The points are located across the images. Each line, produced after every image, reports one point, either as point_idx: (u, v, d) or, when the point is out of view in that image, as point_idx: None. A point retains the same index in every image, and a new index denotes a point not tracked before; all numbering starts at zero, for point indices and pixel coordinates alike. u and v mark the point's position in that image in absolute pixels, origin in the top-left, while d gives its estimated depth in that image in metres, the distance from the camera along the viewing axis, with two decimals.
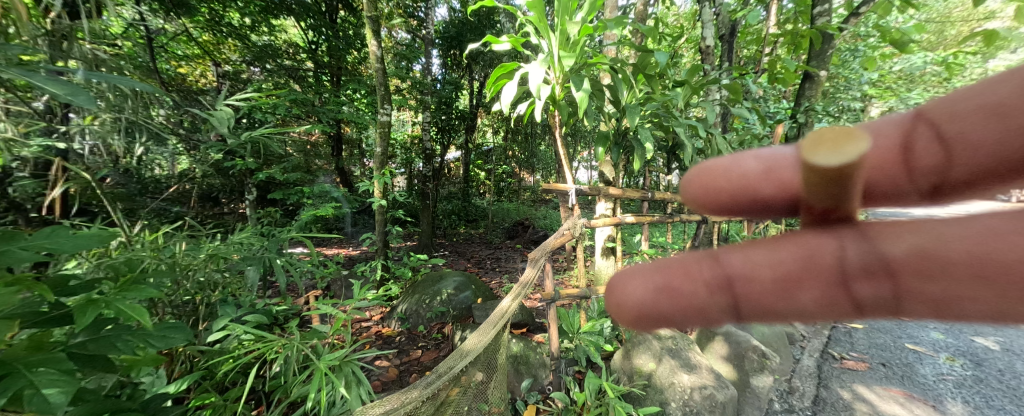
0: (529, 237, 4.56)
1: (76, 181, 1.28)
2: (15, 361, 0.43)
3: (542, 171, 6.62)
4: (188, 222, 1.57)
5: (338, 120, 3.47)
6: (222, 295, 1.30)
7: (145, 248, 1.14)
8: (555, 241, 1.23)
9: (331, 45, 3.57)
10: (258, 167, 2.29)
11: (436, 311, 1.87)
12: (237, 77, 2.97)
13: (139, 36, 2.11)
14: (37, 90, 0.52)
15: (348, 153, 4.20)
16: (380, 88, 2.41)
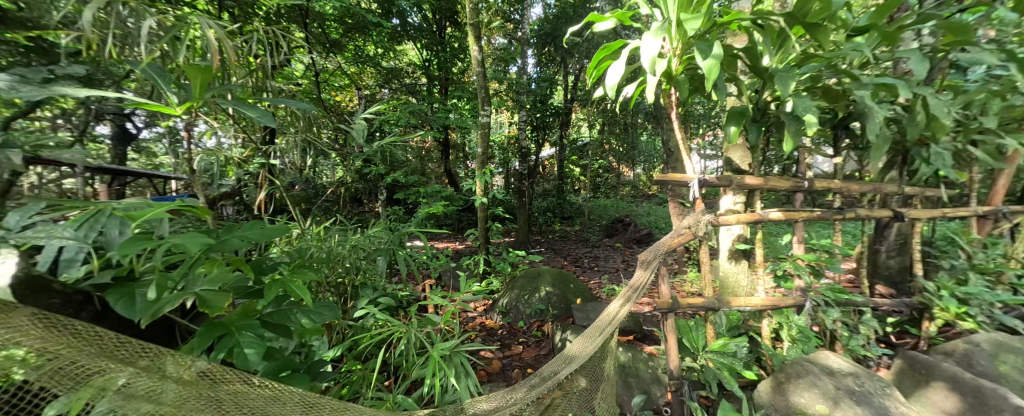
0: (630, 236, 4.22)
1: (273, 186, 1.68)
2: (232, 325, 0.72)
3: (648, 163, 6.04)
4: (340, 218, 1.91)
5: (446, 127, 3.81)
6: (366, 280, 1.51)
7: (313, 239, 1.43)
8: (670, 241, 1.06)
9: (441, 61, 3.96)
10: (387, 172, 2.67)
11: (536, 308, 1.84)
12: (373, 98, 3.55)
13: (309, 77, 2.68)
14: (242, 116, 0.81)
15: (455, 157, 4.57)
16: (478, 91, 2.51)
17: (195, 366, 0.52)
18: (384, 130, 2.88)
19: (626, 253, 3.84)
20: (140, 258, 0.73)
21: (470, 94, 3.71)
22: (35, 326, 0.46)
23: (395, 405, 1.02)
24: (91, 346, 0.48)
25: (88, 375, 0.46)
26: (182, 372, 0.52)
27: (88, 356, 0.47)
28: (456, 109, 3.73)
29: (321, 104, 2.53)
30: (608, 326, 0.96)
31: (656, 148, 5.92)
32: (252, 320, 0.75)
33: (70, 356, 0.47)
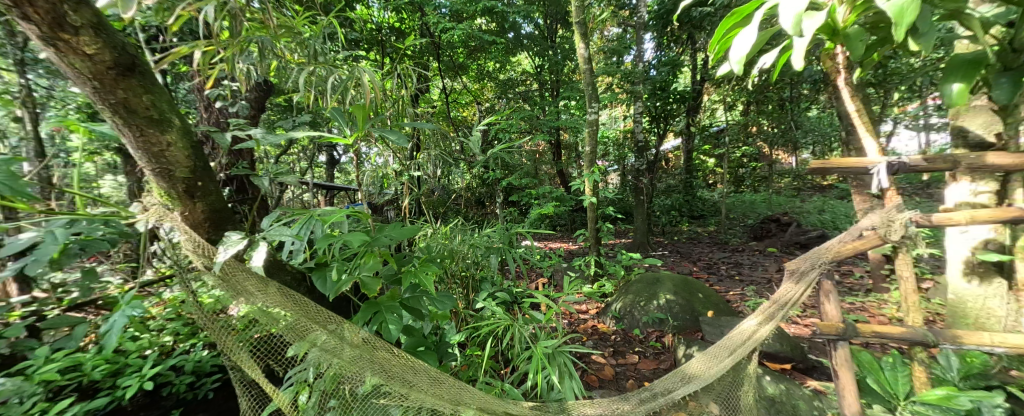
0: (789, 239, 3.43)
1: (414, 193, 1.99)
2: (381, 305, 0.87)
3: (812, 148, 4.80)
4: (463, 219, 2.13)
5: (557, 129, 3.83)
6: (487, 277, 1.61)
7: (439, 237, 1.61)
8: (846, 247, 0.81)
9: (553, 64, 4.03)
10: (502, 176, 2.84)
11: (654, 316, 1.67)
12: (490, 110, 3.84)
13: (440, 97, 3.08)
14: (386, 138, 1.08)
15: (568, 157, 4.52)
16: (586, 88, 2.42)
17: (362, 334, 0.73)
18: (500, 137, 3.08)
19: (779, 260, 3.15)
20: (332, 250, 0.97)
21: (581, 93, 3.63)
22: (279, 293, 0.70)
23: (503, 392, 1.08)
24: (308, 310, 0.72)
25: (305, 331, 0.70)
26: (352, 339, 0.72)
27: (305, 318, 0.70)
28: (566, 110, 3.72)
29: (449, 120, 2.87)
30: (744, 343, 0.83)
31: (824, 127, 4.64)
32: (394, 302, 0.90)
33: (295, 316, 0.70)
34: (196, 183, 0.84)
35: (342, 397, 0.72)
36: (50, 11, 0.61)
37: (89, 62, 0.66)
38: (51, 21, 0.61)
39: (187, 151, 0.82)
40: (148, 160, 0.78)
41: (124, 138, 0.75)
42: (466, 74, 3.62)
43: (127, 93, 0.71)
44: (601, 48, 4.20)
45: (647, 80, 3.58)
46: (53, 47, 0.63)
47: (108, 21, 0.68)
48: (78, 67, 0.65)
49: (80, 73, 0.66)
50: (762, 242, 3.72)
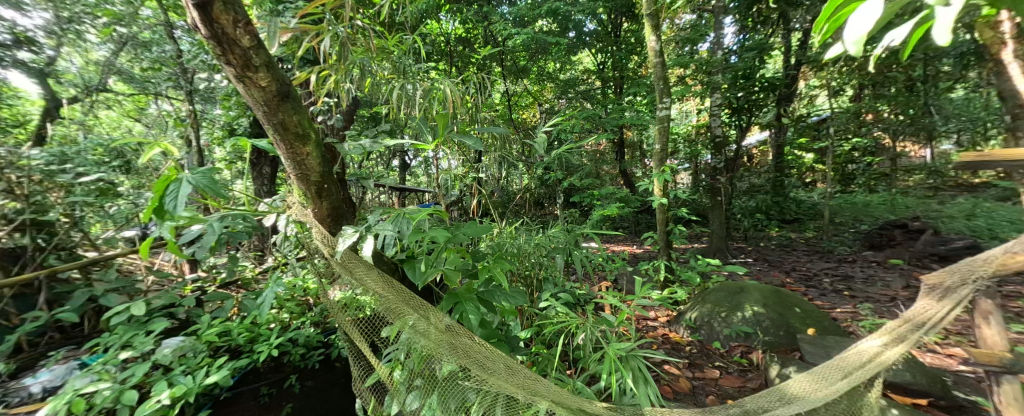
0: (922, 249, 3.02)
1: (481, 192, 2.06)
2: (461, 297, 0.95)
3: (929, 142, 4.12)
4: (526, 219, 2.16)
5: (621, 127, 3.75)
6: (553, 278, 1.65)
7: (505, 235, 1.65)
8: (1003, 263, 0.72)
9: (616, 61, 3.94)
10: (564, 176, 2.84)
11: (738, 329, 1.56)
12: (551, 110, 3.85)
13: (502, 99, 3.16)
14: (462, 142, 1.17)
15: (631, 157, 4.37)
16: (656, 83, 2.32)
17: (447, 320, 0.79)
18: (562, 137, 3.11)
19: (908, 275, 2.69)
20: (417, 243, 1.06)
21: (648, 87, 3.50)
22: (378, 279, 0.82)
23: (576, 390, 1.08)
24: (402, 295, 0.83)
25: (398, 315, 0.80)
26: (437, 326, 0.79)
27: (396, 302, 0.80)
28: (631, 107, 3.61)
29: (511, 121, 2.94)
30: (870, 362, 0.73)
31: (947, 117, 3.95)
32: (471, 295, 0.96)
33: (390, 300, 0.82)
34: (324, 186, 1.01)
35: (427, 379, 0.85)
36: (242, 55, 0.79)
37: (262, 93, 0.84)
38: (242, 62, 0.79)
39: (319, 160, 0.99)
40: (294, 166, 0.96)
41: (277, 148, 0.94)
42: (527, 76, 3.70)
43: (283, 116, 0.89)
44: (670, 41, 4.02)
45: (727, 69, 3.32)
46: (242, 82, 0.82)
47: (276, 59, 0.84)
48: (255, 96, 0.83)
49: (256, 100, 0.85)
50: (879, 252, 3.32)
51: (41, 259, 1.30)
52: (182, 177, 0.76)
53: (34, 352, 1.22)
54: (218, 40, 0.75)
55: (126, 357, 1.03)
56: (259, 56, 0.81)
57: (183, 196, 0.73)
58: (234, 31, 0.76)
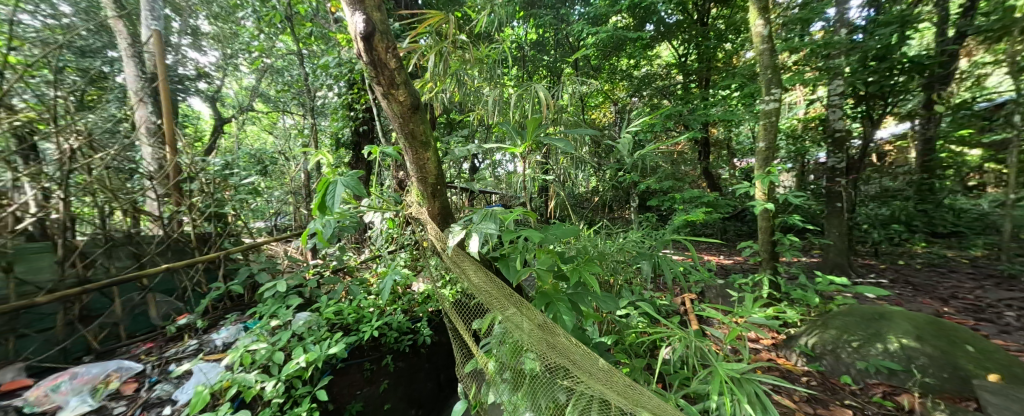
0: None
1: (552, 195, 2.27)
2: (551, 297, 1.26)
3: None
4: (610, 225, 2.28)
5: (708, 122, 3.97)
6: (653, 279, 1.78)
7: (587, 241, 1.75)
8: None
9: (698, 52, 4.12)
10: (640, 177, 3.09)
11: (873, 366, 1.72)
12: (624, 109, 4.45)
13: (587, 98, 3.52)
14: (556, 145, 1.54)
15: (718, 154, 4.87)
16: (764, 72, 2.31)
17: (537, 316, 1.09)
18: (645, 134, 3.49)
19: None
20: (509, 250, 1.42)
21: (741, 79, 3.62)
22: (483, 278, 1.23)
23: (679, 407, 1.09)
24: (503, 295, 1.17)
25: (498, 306, 1.13)
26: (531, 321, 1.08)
27: (498, 299, 1.14)
28: (718, 102, 3.81)
29: (584, 122, 3.18)
30: None
31: None
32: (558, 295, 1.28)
33: (492, 297, 1.15)
34: (436, 185, 1.64)
35: (517, 372, 1.12)
36: (388, 75, 1.39)
37: (398, 103, 1.44)
38: (388, 81, 1.39)
39: (433, 161, 1.60)
40: (414, 162, 1.59)
41: (406, 149, 1.56)
42: (603, 74, 4.24)
43: (409, 120, 1.48)
44: (773, 23, 3.88)
45: (853, 50, 3.03)
46: (387, 96, 1.42)
47: (408, 83, 1.45)
48: (393, 105, 1.43)
49: (397, 113, 1.47)
50: None
51: (220, 245, 2.22)
52: (335, 182, 1.29)
53: (218, 313, 2.15)
54: (375, 67, 1.36)
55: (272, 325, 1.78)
56: (398, 77, 1.41)
57: (337, 195, 1.27)
58: (385, 59, 1.35)
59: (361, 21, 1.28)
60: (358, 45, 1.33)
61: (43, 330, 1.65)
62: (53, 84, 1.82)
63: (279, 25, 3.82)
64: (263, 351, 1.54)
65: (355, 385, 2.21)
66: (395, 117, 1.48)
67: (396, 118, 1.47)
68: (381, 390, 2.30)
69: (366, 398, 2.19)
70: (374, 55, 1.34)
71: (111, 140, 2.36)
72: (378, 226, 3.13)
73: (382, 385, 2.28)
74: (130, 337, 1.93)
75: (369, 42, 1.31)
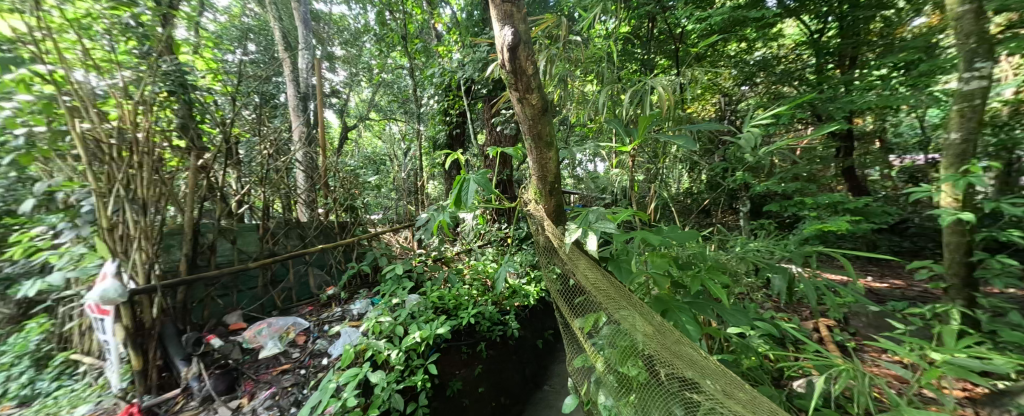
0: None
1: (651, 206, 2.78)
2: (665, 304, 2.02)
3: None
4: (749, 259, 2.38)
5: (853, 111, 3.66)
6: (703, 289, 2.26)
7: (704, 276, 2.09)
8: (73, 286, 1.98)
9: (841, 25, 3.86)
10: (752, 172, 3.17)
11: None
12: (734, 102, 4.38)
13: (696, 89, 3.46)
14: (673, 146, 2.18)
15: (866, 151, 4.47)
16: (963, 45, 2.31)
17: (655, 323, 1.60)
18: (777, 124, 3.47)
19: None
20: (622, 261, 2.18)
21: (899, 59, 3.25)
22: (604, 287, 1.80)
23: None
24: (624, 300, 1.74)
25: (619, 308, 1.70)
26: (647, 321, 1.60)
27: (617, 301, 1.72)
28: (871, 88, 3.51)
29: (690, 116, 3.21)
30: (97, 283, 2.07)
31: None
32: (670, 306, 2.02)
33: (614, 299, 1.75)
34: (553, 184, 2.12)
35: (622, 374, 1.75)
36: (525, 82, 1.81)
37: (530, 106, 1.90)
38: (525, 86, 1.82)
39: (554, 161, 2.05)
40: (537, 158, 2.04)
41: (533, 149, 2.08)
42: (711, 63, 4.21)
43: (538, 121, 1.96)
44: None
45: None
46: (522, 100, 1.87)
47: (538, 89, 1.86)
48: (526, 107, 1.89)
49: (526, 114, 1.93)
50: None
51: (354, 230, 3.54)
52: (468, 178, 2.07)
53: (355, 286, 3.43)
54: (516, 73, 1.77)
55: (390, 303, 2.89)
56: (532, 83, 1.83)
57: (469, 192, 2.02)
58: (524, 67, 1.76)
59: (510, 34, 1.66)
60: (504, 54, 1.71)
61: (252, 288, 3.00)
62: (250, 107, 3.14)
63: (397, 45, 4.43)
64: (388, 325, 2.59)
65: (456, 366, 3.01)
66: (526, 119, 1.97)
67: (528, 119, 1.95)
68: (475, 373, 3.10)
69: (464, 375, 3.00)
70: (516, 63, 1.74)
71: (279, 156, 3.15)
72: (471, 222, 3.53)
73: (475, 368, 3.09)
74: (299, 299, 3.26)
75: (514, 51, 1.70)
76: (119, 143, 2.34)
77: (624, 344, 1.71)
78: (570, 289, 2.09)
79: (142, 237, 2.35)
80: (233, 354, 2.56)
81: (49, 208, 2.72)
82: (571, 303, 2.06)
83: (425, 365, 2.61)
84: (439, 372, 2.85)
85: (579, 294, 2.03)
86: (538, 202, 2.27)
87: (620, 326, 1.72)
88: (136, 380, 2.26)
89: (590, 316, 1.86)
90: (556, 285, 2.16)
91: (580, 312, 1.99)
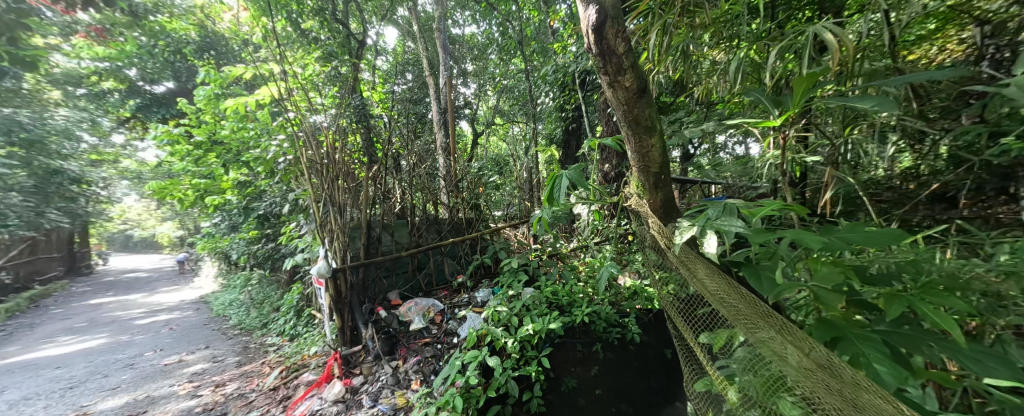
0: None
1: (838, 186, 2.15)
2: (844, 329, 1.38)
3: None
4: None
5: None
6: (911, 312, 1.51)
7: (918, 294, 1.32)
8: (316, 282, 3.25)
9: None
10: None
11: None
12: None
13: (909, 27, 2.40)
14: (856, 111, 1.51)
15: None
16: None
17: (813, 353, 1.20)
18: None
19: None
20: (767, 267, 1.63)
21: None
22: (733, 300, 1.48)
23: None
24: (761, 316, 1.41)
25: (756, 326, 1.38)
26: (801, 351, 1.23)
27: (754, 320, 1.40)
28: None
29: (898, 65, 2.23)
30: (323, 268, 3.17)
31: None
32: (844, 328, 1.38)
33: (746, 317, 1.42)
34: (659, 178, 1.82)
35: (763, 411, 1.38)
36: (616, 61, 1.53)
37: (623, 89, 1.59)
38: (616, 68, 1.54)
39: (658, 153, 1.75)
40: (636, 150, 1.77)
41: (631, 137, 1.75)
42: None
43: (634, 105, 1.63)
44: None
45: None
46: (614, 84, 1.59)
47: (636, 68, 1.56)
48: (619, 91, 1.59)
49: (621, 101, 1.64)
50: None
51: (481, 226, 3.96)
52: (561, 173, 2.03)
53: (481, 275, 3.85)
54: (604, 55, 1.52)
55: (509, 295, 3.11)
56: (625, 62, 1.54)
57: (563, 187, 1.98)
58: (613, 47, 1.50)
59: (593, 12, 1.46)
60: (589, 37, 1.52)
61: (405, 272, 3.75)
62: (403, 127, 3.92)
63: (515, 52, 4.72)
64: (505, 315, 2.81)
65: (571, 363, 3.02)
66: (620, 104, 1.66)
67: (622, 105, 1.64)
68: (591, 374, 3.02)
69: (579, 374, 3.01)
70: (604, 44, 1.50)
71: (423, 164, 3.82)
72: (586, 217, 3.46)
73: (591, 369, 3.01)
74: (438, 283, 3.88)
75: (600, 32, 1.48)
76: (328, 163, 3.26)
77: (764, 377, 1.36)
78: (695, 299, 1.79)
79: (339, 230, 3.18)
80: (393, 324, 3.25)
81: (296, 210, 4.05)
82: (696, 315, 1.78)
83: (539, 357, 2.68)
84: (554, 366, 2.93)
85: (704, 305, 1.73)
86: (642, 196, 1.95)
87: (760, 351, 1.37)
88: (338, 334, 3.18)
89: (721, 333, 1.57)
90: (678, 293, 1.89)
91: (710, 326, 1.69)
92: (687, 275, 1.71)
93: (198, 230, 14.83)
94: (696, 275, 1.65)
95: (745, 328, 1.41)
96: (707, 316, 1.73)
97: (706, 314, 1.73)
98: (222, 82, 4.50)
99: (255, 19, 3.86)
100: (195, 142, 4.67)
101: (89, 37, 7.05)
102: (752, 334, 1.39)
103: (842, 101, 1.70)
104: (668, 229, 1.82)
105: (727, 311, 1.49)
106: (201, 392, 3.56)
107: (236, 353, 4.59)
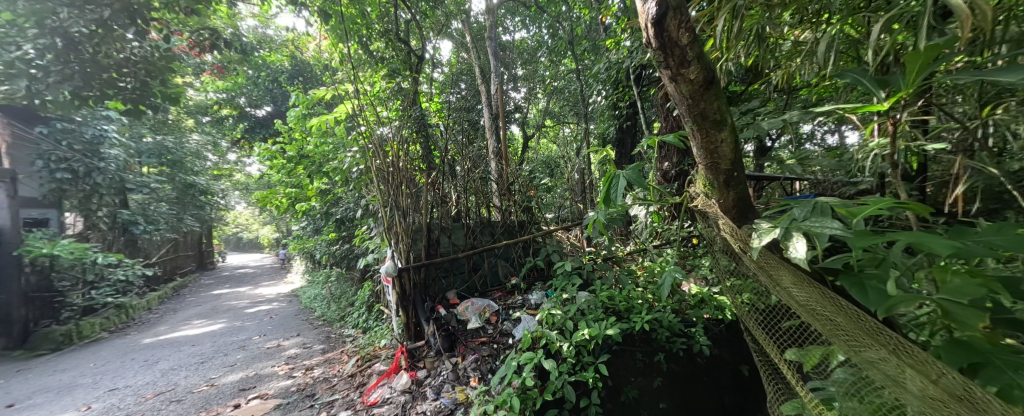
0: None
1: (970, 177, 1.75)
2: (990, 355, 1.00)
3: None
4: None
5: None
6: None
7: None
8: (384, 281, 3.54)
9: None
10: None
11: None
12: None
13: None
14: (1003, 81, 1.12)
15: None
16: None
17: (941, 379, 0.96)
18: None
19: None
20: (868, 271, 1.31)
21: None
22: (833, 312, 1.27)
23: None
24: (868, 333, 1.18)
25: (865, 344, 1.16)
26: (926, 378, 0.99)
27: (860, 337, 1.18)
28: None
29: None
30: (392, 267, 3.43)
31: None
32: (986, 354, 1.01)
33: (852, 332, 1.20)
34: (732, 175, 1.68)
35: None
36: (679, 54, 1.45)
37: (687, 82, 1.50)
38: (679, 60, 1.46)
39: (729, 148, 1.62)
40: (702, 147, 1.66)
41: (697, 133, 1.64)
42: None
43: (700, 98, 1.53)
44: None
45: None
46: (677, 77, 1.50)
47: (703, 59, 1.46)
48: (682, 85, 1.50)
49: (685, 95, 1.54)
50: None
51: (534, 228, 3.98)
52: (617, 174, 1.97)
53: (535, 278, 3.86)
54: (665, 48, 1.45)
55: (563, 297, 3.07)
56: (689, 53, 1.45)
57: (621, 188, 1.92)
58: (676, 38, 1.42)
59: (652, 5, 1.39)
60: (648, 30, 1.45)
61: (462, 272, 3.90)
62: (459, 133, 4.11)
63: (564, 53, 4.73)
64: (560, 318, 2.76)
65: (632, 373, 2.85)
66: (683, 98, 1.57)
67: (686, 99, 1.55)
68: (654, 385, 2.83)
69: (641, 384, 2.82)
70: (664, 36, 1.42)
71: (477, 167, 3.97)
72: (644, 219, 3.30)
73: (653, 380, 2.82)
74: (492, 285, 3.98)
75: (660, 25, 1.40)
76: (394, 169, 3.52)
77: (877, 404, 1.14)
78: (779, 312, 1.57)
79: (403, 232, 3.40)
80: (452, 322, 3.41)
81: (367, 214, 4.46)
82: (782, 329, 1.56)
83: (595, 364, 2.59)
84: (613, 374, 2.80)
85: (790, 318, 1.52)
86: (710, 195, 1.81)
87: (872, 372, 1.15)
88: (403, 329, 3.41)
89: (812, 351, 1.36)
90: (757, 304, 1.68)
91: (802, 342, 1.47)
92: (771, 283, 1.52)
93: (290, 232, 17.06)
94: (782, 284, 1.45)
95: (850, 346, 1.20)
96: (796, 330, 1.51)
97: (795, 329, 1.51)
98: (308, 103, 5.19)
99: (333, 46, 4.39)
100: (289, 156, 5.43)
101: (213, 74, 8.62)
102: (859, 353, 1.18)
103: (977, 74, 1.19)
104: (743, 231, 1.64)
105: (824, 325, 1.28)
106: (295, 374, 4.07)
107: (321, 341, 5.19)
